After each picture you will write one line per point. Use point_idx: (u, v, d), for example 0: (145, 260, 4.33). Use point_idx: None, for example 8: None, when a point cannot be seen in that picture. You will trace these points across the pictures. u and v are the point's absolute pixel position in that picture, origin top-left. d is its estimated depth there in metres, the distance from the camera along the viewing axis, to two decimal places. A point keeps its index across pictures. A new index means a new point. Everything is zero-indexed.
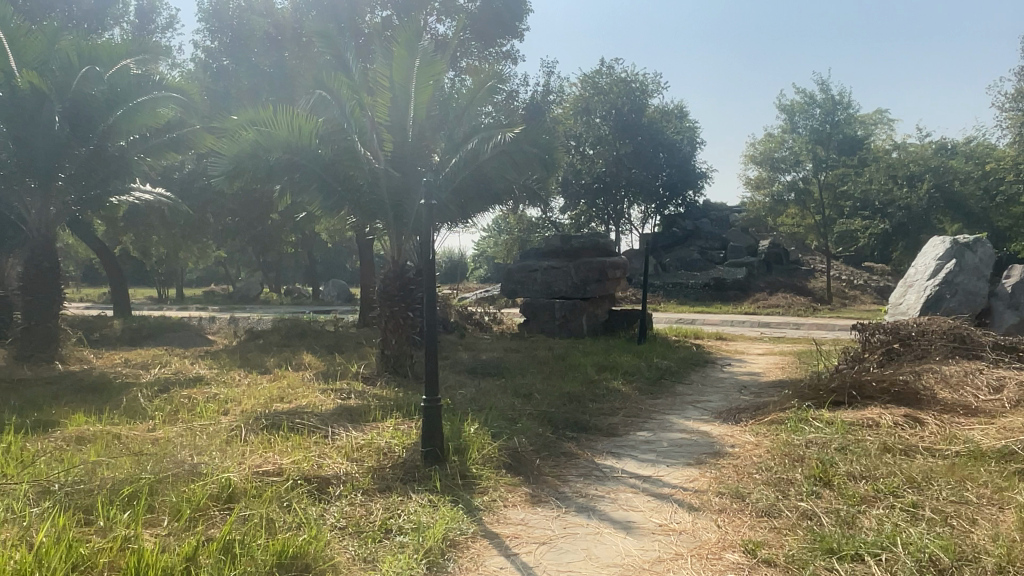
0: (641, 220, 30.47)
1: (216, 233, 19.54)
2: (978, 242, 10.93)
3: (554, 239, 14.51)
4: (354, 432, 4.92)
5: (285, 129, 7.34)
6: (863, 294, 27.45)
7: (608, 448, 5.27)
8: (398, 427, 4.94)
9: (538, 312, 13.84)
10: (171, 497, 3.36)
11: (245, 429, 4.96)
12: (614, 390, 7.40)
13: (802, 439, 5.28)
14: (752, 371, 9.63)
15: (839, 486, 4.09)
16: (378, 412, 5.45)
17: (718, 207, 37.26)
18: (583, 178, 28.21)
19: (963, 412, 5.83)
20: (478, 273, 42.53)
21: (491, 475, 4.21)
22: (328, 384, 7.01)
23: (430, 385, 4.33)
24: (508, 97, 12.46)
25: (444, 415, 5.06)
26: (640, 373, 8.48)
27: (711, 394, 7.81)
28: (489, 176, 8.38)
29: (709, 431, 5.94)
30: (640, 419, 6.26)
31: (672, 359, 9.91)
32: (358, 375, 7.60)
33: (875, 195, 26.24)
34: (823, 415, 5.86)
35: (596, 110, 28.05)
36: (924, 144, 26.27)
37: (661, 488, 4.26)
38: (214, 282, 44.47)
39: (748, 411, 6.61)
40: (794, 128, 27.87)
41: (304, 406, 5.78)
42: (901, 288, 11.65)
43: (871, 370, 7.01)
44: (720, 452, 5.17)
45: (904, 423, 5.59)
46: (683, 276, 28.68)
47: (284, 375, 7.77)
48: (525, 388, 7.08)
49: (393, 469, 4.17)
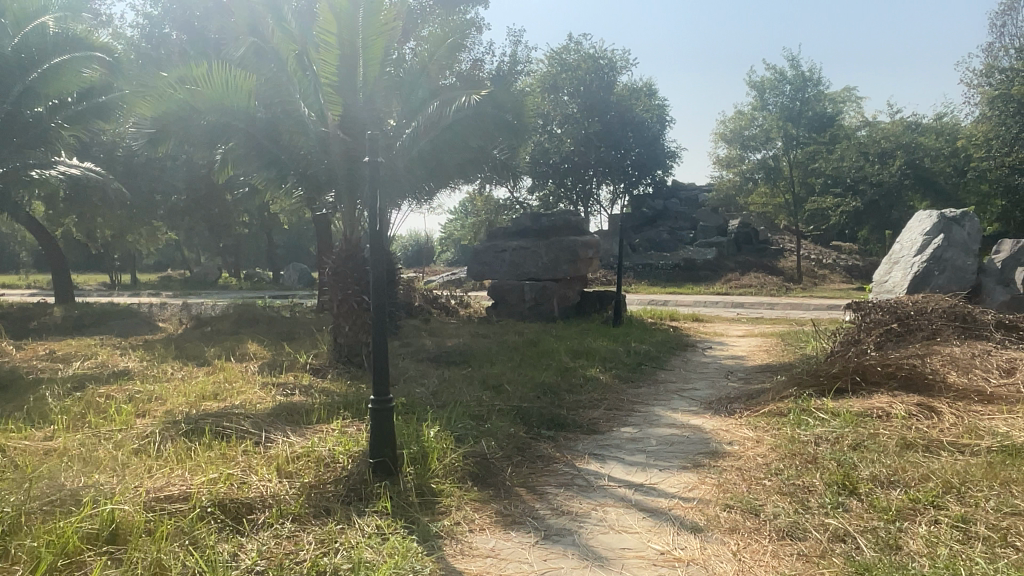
0: (611, 200, 29.85)
1: (164, 214, 18.43)
2: (966, 216, 10.44)
3: (523, 218, 13.79)
4: (292, 438, 4.16)
5: (214, 86, 6.57)
6: (832, 273, 27.32)
7: (590, 448, 4.57)
8: (344, 431, 4.20)
9: (507, 295, 13.15)
10: (31, 541, 2.57)
11: (159, 437, 4.17)
12: (591, 378, 6.73)
13: (809, 435, 4.64)
14: (735, 355, 9.05)
15: (868, 495, 3.45)
16: (322, 411, 4.69)
17: (686, 187, 36.82)
18: (551, 157, 27.50)
19: (978, 399, 5.25)
20: (444, 256, 41.69)
21: (454, 491, 3.49)
22: (272, 378, 6.21)
23: (379, 381, 3.56)
24: (471, 63, 11.65)
25: (399, 417, 4.32)
26: (619, 360, 7.82)
27: (697, 381, 7.18)
28: (452, 145, 7.56)
29: (701, 425, 5.29)
30: (623, 412, 5.59)
31: (651, 343, 9.27)
32: (307, 366, 6.82)
33: (847, 171, 25.99)
34: (827, 406, 5.27)
35: (564, 87, 27.30)
36: (894, 121, 26.10)
37: (656, 500, 3.59)
38: (170, 268, 42.88)
39: (741, 402, 6.00)
40: (764, 105, 26.65)
41: (238, 405, 4.99)
42: (886, 264, 11.16)
43: (872, 353, 6.44)
44: (717, 452, 4.51)
45: (918, 414, 4.99)
46: (653, 256, 28.17)
47: (224, 367, 6.94)
48: (494, 379, 6.35)
49: (333, 486, 3.42)
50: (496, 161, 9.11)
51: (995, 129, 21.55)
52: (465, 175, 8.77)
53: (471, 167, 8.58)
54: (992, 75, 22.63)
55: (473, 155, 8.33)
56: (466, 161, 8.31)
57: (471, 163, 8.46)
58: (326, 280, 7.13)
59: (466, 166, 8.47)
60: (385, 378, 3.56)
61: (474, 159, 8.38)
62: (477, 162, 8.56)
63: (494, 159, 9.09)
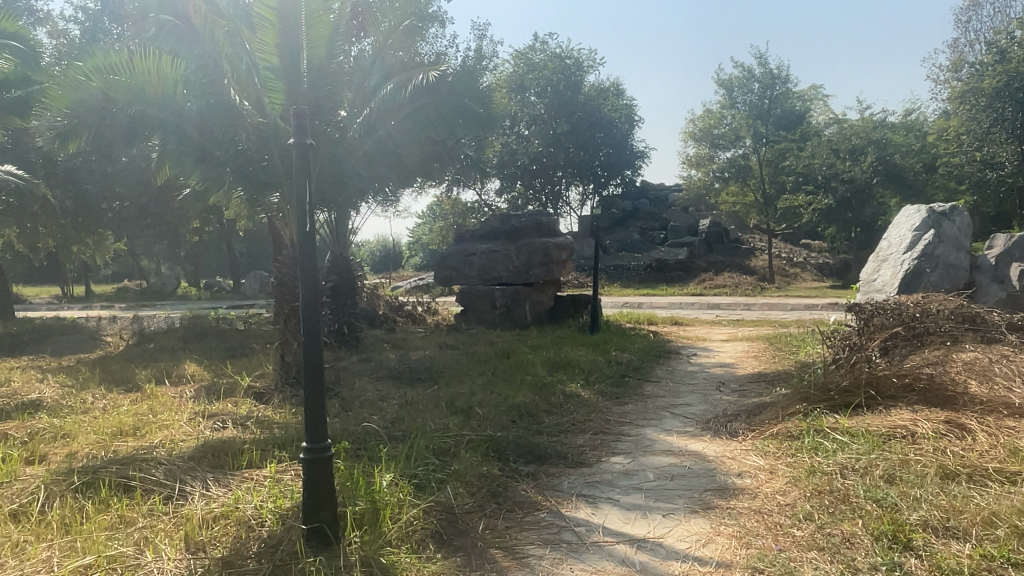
0: (580, 202, 29.29)
1: (110, 221, 17.34)
2: (955, 210, 9.97)
3: (492, 220, 13.06)
4: (212, 493, 3.39)
5: (135, 72, 5.78)
6: (803, 271, 27.06)
7: (577, 486, 3.85)
8: (277, 482, 3.43)
9: (476, 301, 12.41)
10: None
11: (44, 495, 3.36)
12: (572, 396, 6.02)
13: (831, 464, 3.98)
14: (723, 362, 8.41)
15: (929, 551, 2.79)
16: (255, 453, 3.91)
17: (655, 187, 36.40)
18: (520, 158, 26.78)
19: (1009, 413, 4.65)
20: (412, 261, 40.73)
21: (411, 564, 2.74)
22: (207, 406, 5.39)
23: (314, 424, 2.79)
24: (433, 55, 10.90)
25: (345, 462, 3.56)
26: (600, 372, 7.12)
27: (687, 395, 6.50)
28: (409, 134, 6.79)
29: (701, 451, 4.61)
30: (610, 437, 4.89)
31: (633, 351, 8.60)
32: (251, 390, 5.99)
33: (818, 169, 24.95)
34: (842, 425, 4.65)
35: (531, 87, 26.67)
36: (864, 118, 25.44)
37: (667, 562, 2.88)
38: (126, 279, 41.30)
39: (740, 420, 5.35)
40: (732, 103, 26.70)
41: (156, 445, 4.18)
42: (873, 263, 10.65)
43: (881, 363, 5.83)
44: (726, 488, 3.82)
45: (948, 433, 4.37)
46: (625, 258, 27.64)
47: (154, 392, 6.10)
48: (463, 400, 5.60)
49: (255, 565, 2.67)
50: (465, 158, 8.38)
51: (966, 124, 21.29)
52: (428, 172, 8.05)
53: (434, 163, 7.87)
54: (961, 69, 22.57)
55: (435, 150, 7.63)
56: (428, 155, 7.61)
57: (432, 159, 7.75)
58: (272, 293, 6.35)
59: (429, 161, 7.77)
60: (323, 420, 2.80)
61: (437, 154, 7.68)
62: (442, 158, 7.85)
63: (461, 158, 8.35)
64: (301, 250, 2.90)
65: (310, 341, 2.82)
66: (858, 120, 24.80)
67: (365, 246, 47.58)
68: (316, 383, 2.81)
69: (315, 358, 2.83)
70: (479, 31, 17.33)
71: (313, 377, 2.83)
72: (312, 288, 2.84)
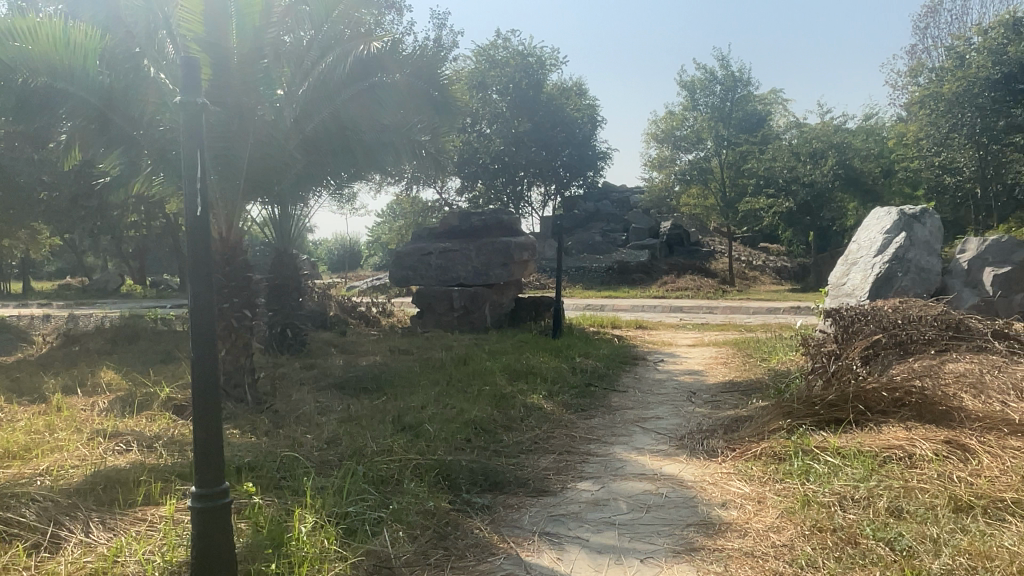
0: (542, 202, 28.81)
1: (43, 214, 16.27)
2: (926, 213, 9.74)
3: (450, 217, 12.48)
4: (92, 540, 2.77)
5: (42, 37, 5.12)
6: (763, 275, 27.02)
7: (540, 523, 3.29)
8: (172, 527, 2.82)
9: (433, 302, 11.81)
10: None
11: None
12: (533, 409, 5.48)
13: (828, 493, 3.50)
14: (691, 369, 7.98)
15: None
16: (155, 486, 3.30)
17: (617, 189, 36.15)
18: (481, 157, 26.18)
19: (1011, 430, 4.23)
20: (371, 260, 39.86)
21: None
22: (116, 423, 4.72)
23: (206, 462, 2.24)
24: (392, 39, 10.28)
25: (260, 505, 2.95)
26: (564, 381, 6.61)
27: (657, 406, 6.00)
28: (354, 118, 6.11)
29: (677, 473, 4.10)
30: (576, 458, 4.34)
31: (598, 357, 8.11)
32: (170, 403, 5.32)
33: (779, 172, 24.85)
34: (834, 445, 4.18)
35: (493, 84, 26.10)
36: (825, 122, 25.47)
37: None
38: (70, 275, 39.43)
39: (718, 436, 4.86)
40: (694, 104, 26.18)
41: (38, 475, 3.52)
42: (843, 266, 10.36)
43: (866, 375, 5.40)
44: (710, 523, 3.31)
45: (950, 455, 3.94)
46: (586, 259, 27.28)
47: (60, 404, 5.39)
48: (411, 415, 5.01)
49: None
50: (419, 152, 7.80)
51: (925, 129, 21.41)
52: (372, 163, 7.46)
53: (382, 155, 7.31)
54: (921, 73, 22.75)
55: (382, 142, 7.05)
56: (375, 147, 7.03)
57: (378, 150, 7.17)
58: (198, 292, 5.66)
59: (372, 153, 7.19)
60: (219, 457, 2.24)
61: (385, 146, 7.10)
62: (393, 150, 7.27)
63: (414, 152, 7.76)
64: (190, 241, 2.30)
65: (201, 359, 2.24)
66: (819, 123, 24.81)
67: (321, 245, 46.41)
68: (209, 414, 2.25)
69: (209, 381, 2.25)
70: (441, 20, 16.70)
71: (206, 402, 2.27)
72: (203, 290, 2.25)
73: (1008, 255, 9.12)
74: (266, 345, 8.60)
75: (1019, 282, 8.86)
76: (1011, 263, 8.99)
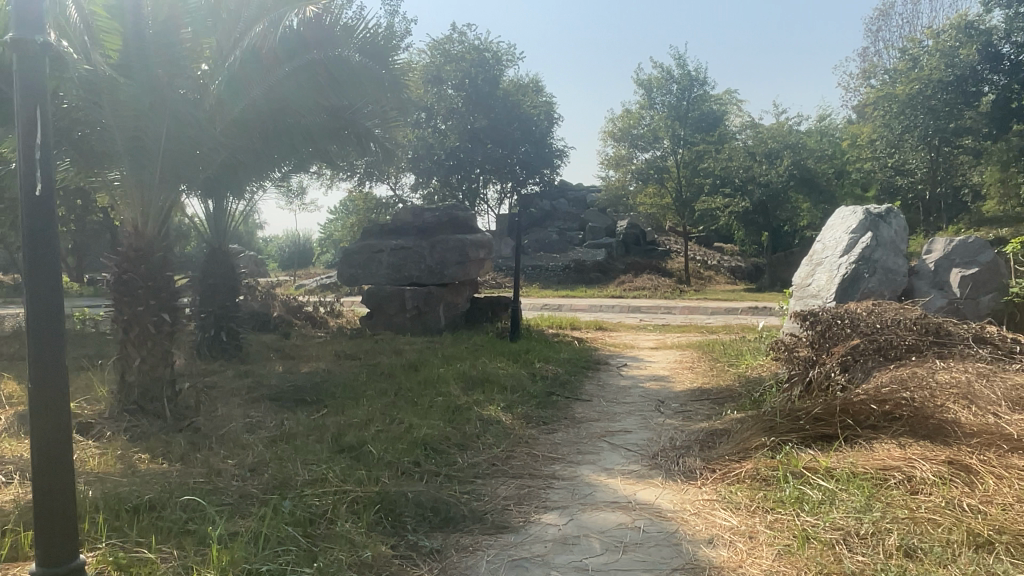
0: (498, 200, 28.26)
1: None
2: (891, 213, 9.54)
3: (403, 213, 11.88)
4: None
5: None
6: (718, 274, 26.99)
7: (500, 571, 2.77)
8: None
9: (383, 303, 11.20)
10: None
11: None
12: (490, 424, 4.95)
13: (830, 527, 3.07)
14: (655, 375, 7.58)
15: None
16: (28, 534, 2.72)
17: (573, 187, 35.83)
18: (436, 153, 25.47)
19: (1014, 446, 3.87)
20: (322, 258, 38.76)
21: None
22: (7, 447, 4.05)
23: (45, 467, 2.16)
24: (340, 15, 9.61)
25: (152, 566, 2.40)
26: (523, 390, 6.11)
27: (623, 417, 5.53)
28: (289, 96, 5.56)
29: (655, 501, 3.62)
30: (539, 484, 3.82)
31: (558, 362, 7.65)
32: (76, 422, 4.65)
33: (735, 171, 24.88)
34: (826, 467, 3.76)
35: (448, 79, 25.53)
36: (780, 122, 25.53)
37: None
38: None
39: (694, 453, 4.40)
40: (651, 103, 25.47)
41: None
42: (807, 265, 10.11)
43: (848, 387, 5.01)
44: (699, 567, 2.85)
45: (953, 478, 3.55)
46: (543, 258, 26.85)
47: None
48: (352, 433, 4.42)
49: None
50: (362, 138, 7.24)
51: (880, 130, 21.58)
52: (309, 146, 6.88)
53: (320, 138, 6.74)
54: (875, 75, 22.99)
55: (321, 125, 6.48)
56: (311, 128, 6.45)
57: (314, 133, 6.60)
58: (110, 292, 4.96)
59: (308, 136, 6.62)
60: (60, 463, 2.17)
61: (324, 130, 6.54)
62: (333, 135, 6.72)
63: (355, 138, 7.20)
64: (26, 229, 2.09)
65: (40, 366, 2.09)
66: (775, 123, 24.86)
67: (271, 244, 45.04)
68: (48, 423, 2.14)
69: (54, 387, 2.12)
70: (394, 7, 15.98)
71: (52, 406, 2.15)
72: (42, 289, 2.08)
73: (975, 256, 8.94)
74: (198, 350, 7.88)
75: (986, 284, 8.67)
76: (978, 263, 8.80)
